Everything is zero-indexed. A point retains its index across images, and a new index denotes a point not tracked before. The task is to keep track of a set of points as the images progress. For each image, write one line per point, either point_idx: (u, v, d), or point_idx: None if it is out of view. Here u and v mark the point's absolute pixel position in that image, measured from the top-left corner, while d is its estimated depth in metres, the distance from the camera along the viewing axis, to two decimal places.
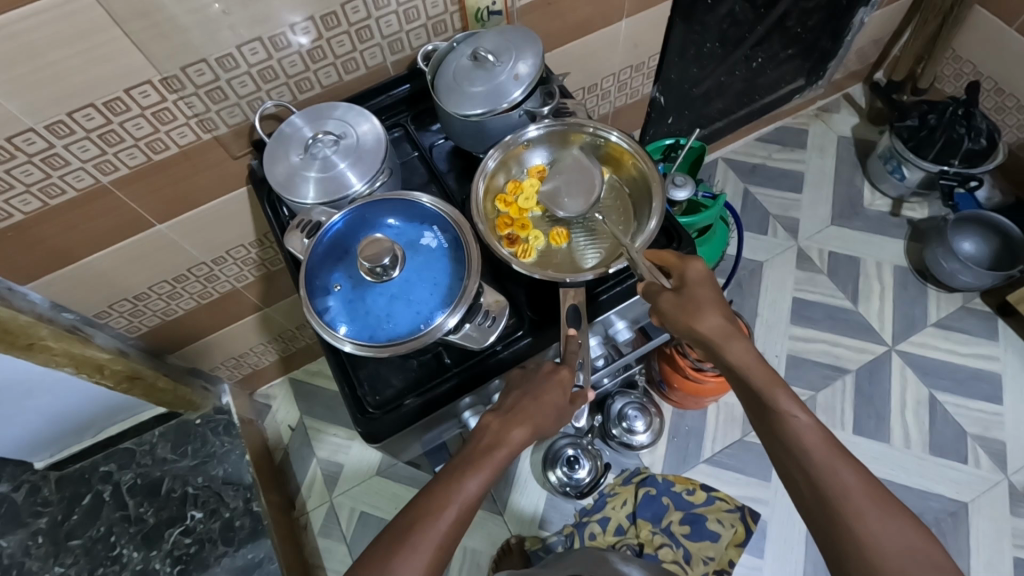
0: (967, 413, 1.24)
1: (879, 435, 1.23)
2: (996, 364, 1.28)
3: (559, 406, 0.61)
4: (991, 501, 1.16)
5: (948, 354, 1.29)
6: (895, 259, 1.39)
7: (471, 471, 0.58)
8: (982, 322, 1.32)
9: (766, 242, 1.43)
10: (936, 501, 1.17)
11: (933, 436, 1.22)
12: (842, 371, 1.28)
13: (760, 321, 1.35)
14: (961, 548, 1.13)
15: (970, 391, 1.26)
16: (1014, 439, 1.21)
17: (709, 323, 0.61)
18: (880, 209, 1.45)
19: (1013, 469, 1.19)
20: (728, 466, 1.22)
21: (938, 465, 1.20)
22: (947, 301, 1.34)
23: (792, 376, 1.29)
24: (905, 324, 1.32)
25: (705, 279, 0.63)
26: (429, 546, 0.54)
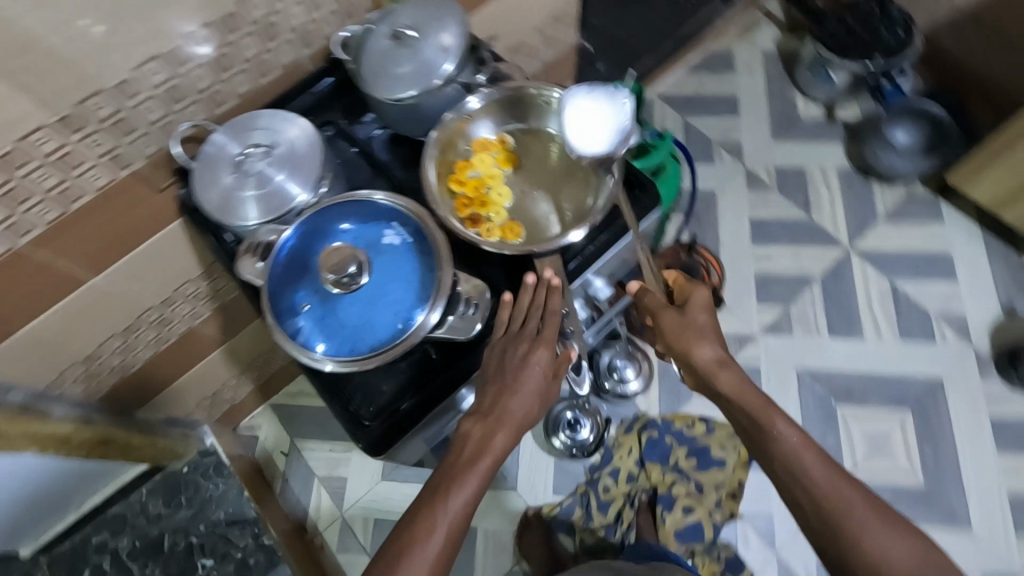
0: (927, 294, 1.30)
1: (853, 333, 1.28)
2: (946, 243, 1.34)
3: (539, 386, 0.60)
4: (962, 371, 1.24)
5: (902, 244, 1.34)
6: (837, 162, 1.43)
7: (456, 486, 0.57)
8: (925, 206, 1.37)
9: (715, 170, 1.44)
10: (912, 382, 1.23)
11: (899, 322, 1.28)
12: (807, 280, 1.32)
13: (723, 249, 1.37)
14: (943, 423, 1.20)
15: (926, 273, 1.32)
16: (972, 310, 1.28)
17: (702, 350, 0.72)
18: (814, 115, 1.47)
19: (976, 337, 1.26)
20: None
21: (907, 349, 1.26)
22: (891, 193, 1.39)
23: (762, 295, 1.32)
24: (856, 222, 1.37)
25: (704, 304, 0.75)
26: (421, 572, 0.53)
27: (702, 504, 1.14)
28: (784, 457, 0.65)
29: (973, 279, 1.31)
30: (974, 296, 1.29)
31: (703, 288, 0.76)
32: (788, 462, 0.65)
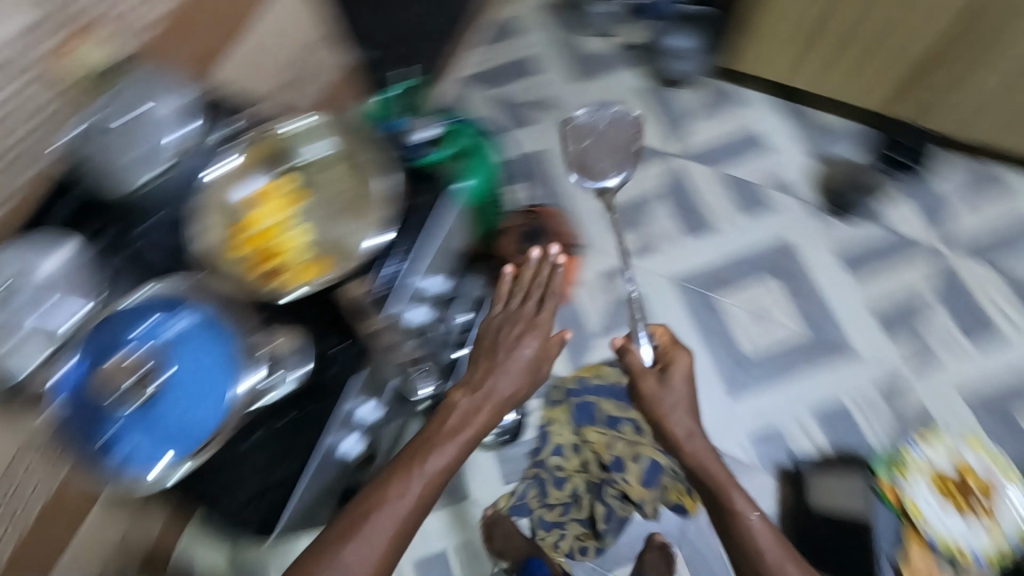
0: (746, 168, 1.37)
1: (696, 227, 1.33)
2: (745, 117, 1.41)
3: (526, 371, 0.83)
4: (797, 223, 1.31)
5: (711, 133, 1.41)
6: (633, 85, 1.47)
7: (436, 452, 0.73)
8: (719, 94, 1.44)
9: (536, 129, 1.46)
10: (762, 249, 1.30)
11: (731, 202, 1.35)
12: (644, 195, 1.37)
13: (561, 197, 1.38)
14: (808, 277, 1.27)
15: (737, 151, 1.39)
16: (788, 167, 1.36)
17: (671, 416, 0.89)
18: (596, 48, 1.53)
19: (796, 189, 1.34)
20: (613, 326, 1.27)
21: (756, 224, 1.32)
22: (690, 94, 1.45)
23: (612, 225, 1.35)
24: (667, 127, 1.43)
25: (682, 372, 0.92)
26: (387, 527, 0.67)
27: (645, 442, 1.14)
28: (732, 518, 0.82)
29: (784, 141, 1.38)
30: (785, 155, 1.37)
31: (686, 358, 0.93)
32: (735, 521, 0.82)
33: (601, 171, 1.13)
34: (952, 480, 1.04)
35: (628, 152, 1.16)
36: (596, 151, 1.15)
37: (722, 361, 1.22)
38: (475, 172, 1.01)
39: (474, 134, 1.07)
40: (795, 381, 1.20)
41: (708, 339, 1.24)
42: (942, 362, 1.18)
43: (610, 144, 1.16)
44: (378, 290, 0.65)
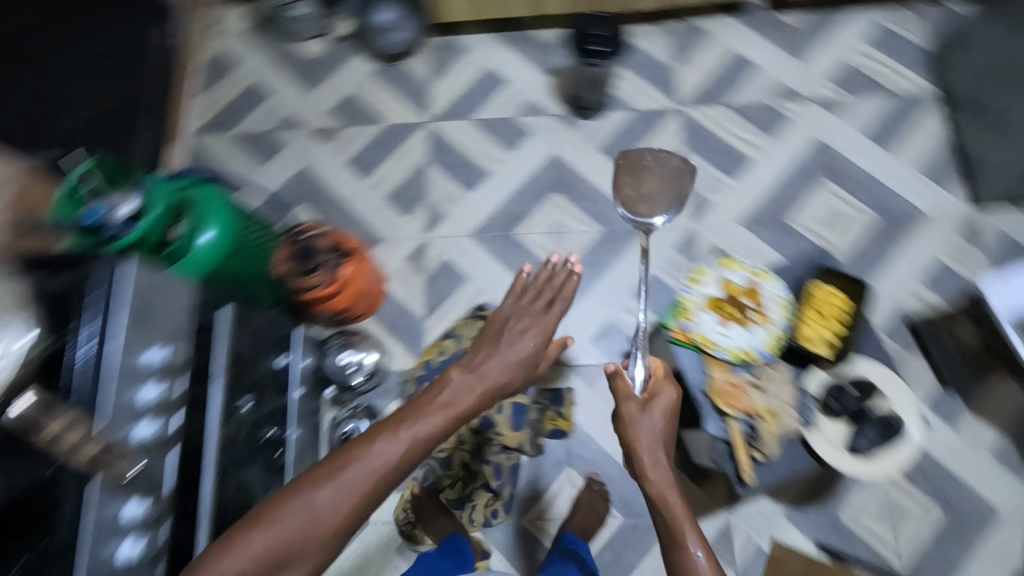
0: (497, 106, 1.42)
1: (477, 176, 1.36)
2: (478, 61, 1.46)
3: (519, 356, 0.87)
4: (559, 136, 1.38)
5: (454, 87, 1.44)
6: (365, 71, 1.47)
7: (420, 419, 0.73)
8: (448, 49, 1.47)
9: (291, 150, 1.42)
10: (540, 172, 1.36)
11: (498, 142, 1.39)
12: (419, 168, 1.38)
13: (343, 204, 1.37)
14: (581, 180, 1.35)
15: (484, 94, 1.43)
16: (533, 90, 1.42)
17: (640, 432, 0.83)
18: (316, 50, 1.49)
19: (548, 106, 1.41)
20: (439, 300, 1.29)
21: (521, 153, 1.38)
22: (420, 59, 1.47)
23: (400, 209, 1.36)
24: (413, 98, 1.44)
25: (660, 399, 0.86)
26: (353, 484, 0.66)
27: None
28: (676, 550, 0.74)
29: (517, 68, 1.44)
30: (525, 80, 1.43)
31: (672, 387, 0.88)
32: (676, 554, 0.74)
33: (657, 209, 1.01)
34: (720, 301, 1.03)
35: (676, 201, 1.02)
36: (647, 188, 1.04)
37: None
38: (207, 222, 0.95)
39: (180, 186, 0.98)
40: (610, 274, 1.28)
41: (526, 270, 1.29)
42: (713, 203, 1.31)
43: (648, 184, 1.04)
44: (68, 385, 0.58)
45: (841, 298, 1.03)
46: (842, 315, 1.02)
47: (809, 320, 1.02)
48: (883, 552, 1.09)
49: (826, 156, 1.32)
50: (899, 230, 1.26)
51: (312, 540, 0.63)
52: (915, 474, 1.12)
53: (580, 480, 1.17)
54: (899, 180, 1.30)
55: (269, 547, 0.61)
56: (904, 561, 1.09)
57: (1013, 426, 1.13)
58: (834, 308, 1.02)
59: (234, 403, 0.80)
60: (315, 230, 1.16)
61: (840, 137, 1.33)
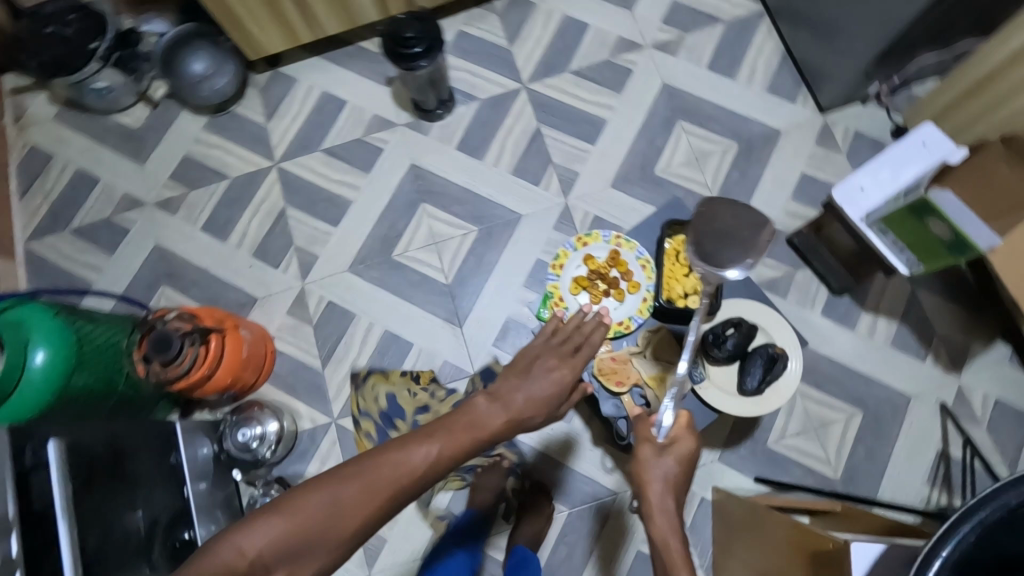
0: (343, 130, 1.35)
1: (341, 207, 1.30)
2: (311, 89, 1.38)
3: (543, 395, 0.72)
4: (414, 144, 1.33)
5: (293, 121, 1.37)
6: (196, 127, 1.37)
7: (459, 433, 0.66)
8: (277, 83, 1.39)
9: (139, 230, 1.32)
10: (404, 186, 1.31)
11: (353, 166, 1.33)
12: (279, 214, 1.31)
13: (208, 272, 1.29)
14: (445, 183, 1.30)
15: (327, 121, 1.36)
16: (375, 104, 1.36)
17: (649, 483, 0.70)
18: (138, 117, 1.38)
19: (394, 116, 1.35)
20: (333, 343, 1.23)
21: (379, 172, 1.32)
22: (251, 101, 1.38)
23: (270, 262, 1.28)
24: (254, 143, 1.36)
25: (681, 446, 0.72)
26: (376, 490, 0.59)
27: None
28: None
29: (353, 85, 1.38)
30: (364, 95, 1.37)
31: (694, 441, 0.73)
32: None
33: (729, 257, 0.77)
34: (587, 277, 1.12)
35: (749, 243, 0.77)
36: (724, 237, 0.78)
37: (436, 300, 1.24)
38: (35, 342, 0.89)
39: None
40: (498, 271, 1.25)
41: (414, 290, 1.25)
42: (579, 172, 1.29)
43: (732, 233, 0.77)
44: None
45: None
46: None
47: (671, 275, 1.06)
48: (816, 466, 1.11)
49: (675, 98, 1.32)
50: (757, 153, 1.28)
51: (327, 538, 0.57)
52: (827, 383, 1.15)
53: (538, 474, 1.15)
54: (749, 105, 1.31)
55: (285, 536, 0.56)
56: (835, 468, 1.11)
57: (903, 312, 1.16)
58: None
59: (95, 534, 0.74)
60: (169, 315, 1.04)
61: (684, 75, 1.33)
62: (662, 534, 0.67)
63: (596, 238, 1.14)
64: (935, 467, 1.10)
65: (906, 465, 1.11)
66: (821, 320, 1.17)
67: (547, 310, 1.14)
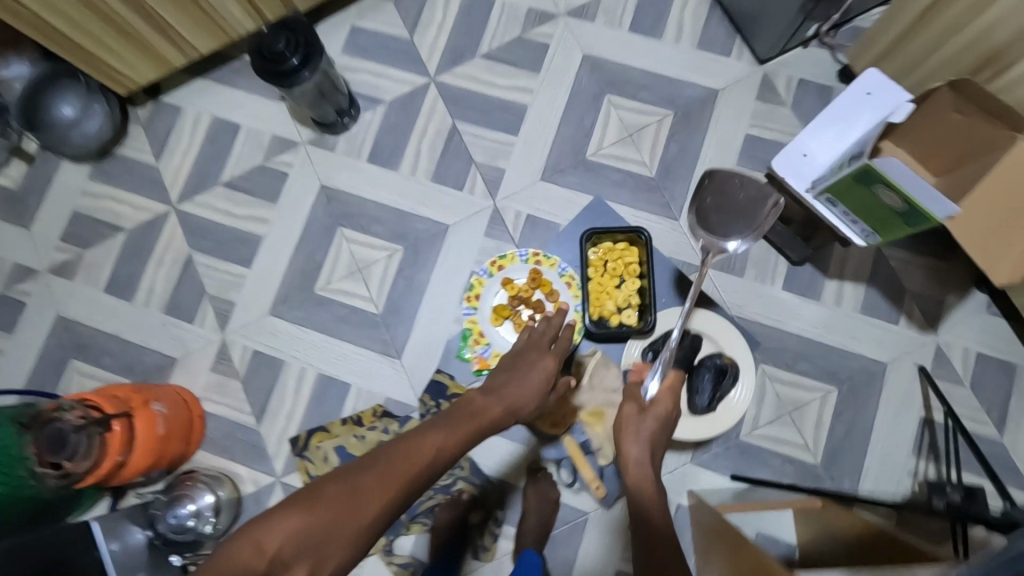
0: (243, 157, 1.22)
1: (253, 245, 1.19)
2: (201, 117, 1.24)
3: (538, 383, 0.78)
4: (321, 163, 1.20)
5: (187, 156, 1.23)
6: (81, 177, 1.23)
7: (467, 420, 0.68)
8: (162, 116, 1.25)
9: (35, 301, 1.19)
10: (317, 212, 1.19)
11: (259, 197, 1.20)
12: (186, 262, 1.19)
13: (119, 337, 1.17)
14: (362, 202, 1.18)
15: (223, 150, 1.23)
16: (272, 124, 1.22)
17: (631, 432, 0.79)
18: (12, 177, 1.24)
19: (296, 135, 1.21)
20: (266, 397, 1.13)
21: (288, 200, 1.20)
22: (137, 140, 1.24)
23: (184, 317, 1.17)
24: (148, 186, 1.22)
25: (660, 404, 0.83)
26: (397, 480, 0.56)
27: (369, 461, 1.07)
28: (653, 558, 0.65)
29: (247, 105, 1.24)
30: (260, 115, 1.23)
31: (671, 394, 0.85)
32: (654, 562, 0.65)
33: (731, 230, 0.98)
34: (507, 305, 1.09)
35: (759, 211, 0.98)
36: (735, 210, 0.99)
37: (371, 333, 1.14)
38: None
39: None
40: (432, 290, 1.14)
41: (344, 325, 1.14)
42: (505, 169, 1.17)
43: (735, 210, 0.99)
44: None
45: (631, 252, 1.06)
46: (634, 269, 1.05)
47: (599, 290, 1.06)
48: (794, 454, 1.04)
49: (600, 70, 1.19)
50: (696, 120, 1.16)
51: (351, 525, 0.52)
52: (797, 362, 1.06)
53: (503, 511, 1.06)
54: (681, 66, 1.18)
55: (312, 526, 0.50)
56: (815, 452, 1.04)
57: (870, 274, 1.07)
58: (622, 267, 1.06)
59: None
60: (63, 403, 0.91)
61: (607, 42, 1.20)
62: (638, 477, 0.75)
63: (512, 261, 1.10)
64: (920, 436, 1.03)
65: (889, 438, 1.03)
66: (784, 295, 1.08)
67: (467, 349, 1.09)
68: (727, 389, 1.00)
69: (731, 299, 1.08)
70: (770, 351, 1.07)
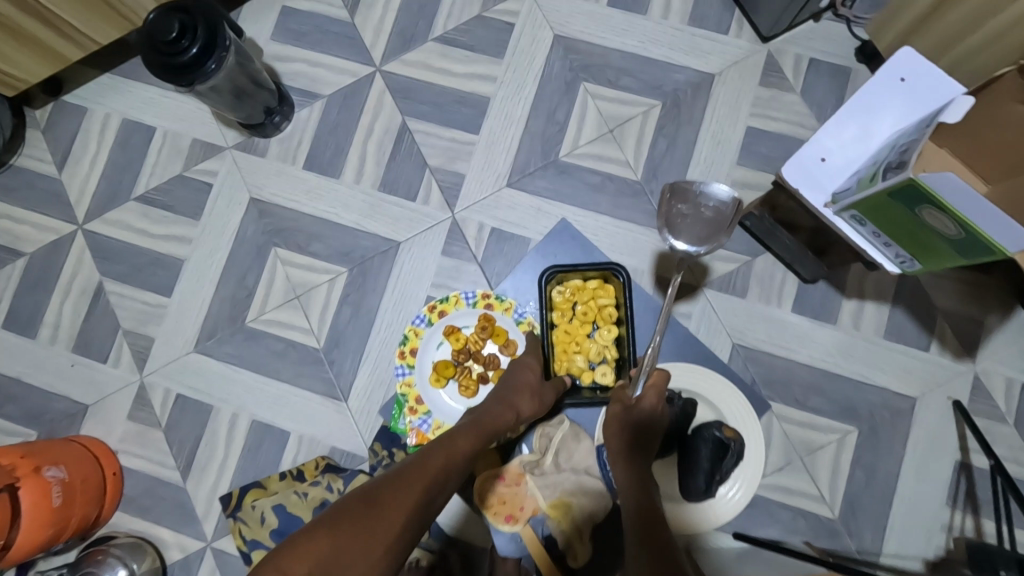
0: (159, 167, 1.04)
1: (172, 270, 1.02)
2: (109, 119, 1.06)
3: (532, 382, 0.81)
4: (250, 171, 1.03)
5: (94, 166, 1.05)
6: None
7: (467, 431, 0.70)
8: (63, 119, 1.06)
9: None
10: (246, 229, 1.01)
11: (180, 213, 1.03)
12: (97, 291, 1.02)
13: (20, 382, 1.01)
14: (299, 217, 1.01)
15: (136, 158, 1.05)
16: (191, 126, 1.04)
17: (626, 403, 0.77)
18: None
19: (219, 138, 1.04)
20: (193, 448, 0.98)
21: (211, 216, 1.02)
22: (35, 149, 1.06)
23: (96, 356, 1.01)
24: (50, 202, 1.05)
25: (655, 376, 0.79)
26: (414, 491, 0.57)
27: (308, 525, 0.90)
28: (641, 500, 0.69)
29: (161, 104, 1.05)
30: (177, 116, 1.05)
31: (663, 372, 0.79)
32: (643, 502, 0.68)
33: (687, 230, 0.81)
34: (451, 362, 0.93)
35: (719, 218, 0.80)
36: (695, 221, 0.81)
37: (311, 372, 0.98)
38: None
39: None
40: (381, 320, 0.98)
41: (281, 362, 0.98)
42: (464, 174, 1.00)
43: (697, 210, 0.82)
44: None
45: (605, 291, 0.89)
46: (609, 313, 0.89)
47: (567, 339, 0.90)
48: (808, 506, 0.88)
49: (573, 53, 1.01)
50: (688, 111, 0.98)
51: (377, 540, 0.52)
52: (810, 397, 0.90)
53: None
54: (669, 46, 1.00)
55: (342, 542, 0.50)
56: (832, 504, 0.88)
57: (895, 292, 0.91)
58: (595, 311, 0.89)
59: None
60: None
61: (581, 20, 1.01)
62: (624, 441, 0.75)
63: (456, 305, 0.94)
64: (955, 483, 0.87)
65: (919, 485, 0.88)
66: (794, 319, 0.92)
67: (403, 419, 0.93)
68: (726, 468, 0.85)
69: (731, 324, 0.92)
70: (779, 385, 0.91)
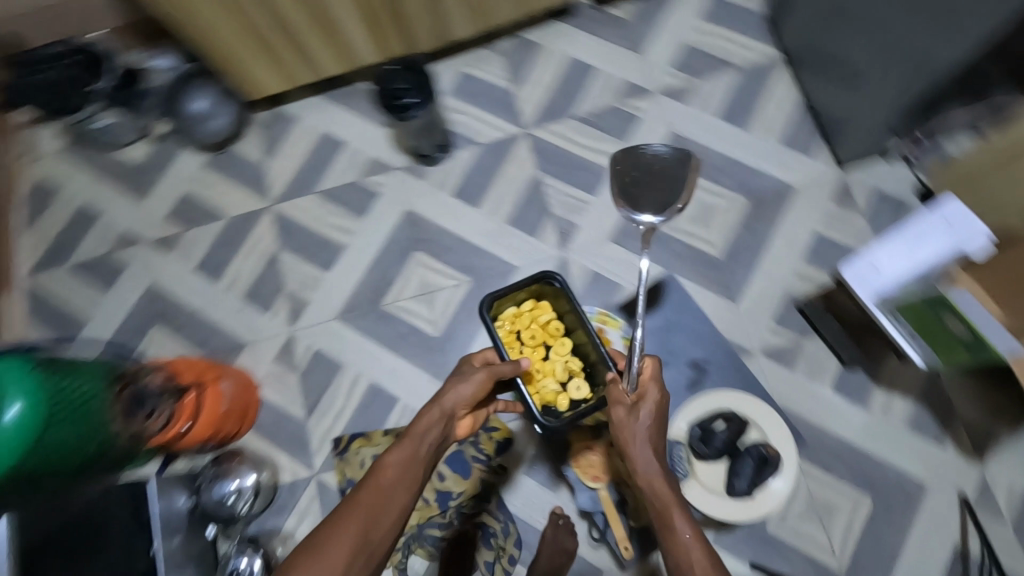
0: (341, 172, 1.33)
1: (334, 252, 1.28)
2: (312, 129, 1.36)
3: (465, 391, 0.85)
4: (410, 189, 1.30)
5: (292, 162, 1.35)
6: (196, 166, 1.36)
7: (410, 446, 0.78)
8: (278, 123, 1.37)
9: (135, 267, 1.31)
10: (398, 232, 1.27)
11: (349, 210, 1.30)
12: (273, 257, 1.29)
13: (199, 314, 1.28)
14: (441, 231, 1.27)
15: (325, 162, 1.34)
16: (373, 146, 1.33)
17: (625, 423, 0.78)
18: (139, 154, 1.38)
19: (392, 160, 1.32)
20: (320, 394, 1.20)
21: (373, 217, 1.29)
22: (251, 141, 1.37)
23: (261, 306, 1.27)
24: (254, 182, 1.34)
25: (647, 388, 0.81)
26: (360, 515, 0.72)
27: None
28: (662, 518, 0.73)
29: (353, 126, 1.35)
30: (363, 137, 1.34)
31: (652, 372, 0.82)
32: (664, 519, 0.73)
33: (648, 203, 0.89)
34: None
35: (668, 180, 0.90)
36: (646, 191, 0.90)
37: (425, 355, 1.20)
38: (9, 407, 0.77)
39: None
40: None
41: (403, 342, 1.21)
42: (578, 224, 1.24)
43: (651, 182, 0.90)
44: None
45: (541, 309, 1.03)
46: (554, 326, 1.03)
47: (534, 368, 1.01)
48: (819, 556, 1.03)
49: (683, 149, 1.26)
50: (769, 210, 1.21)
51: (337, 553, 0.69)
52: (835, 463, 1.07)
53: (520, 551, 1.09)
54: (762, 157, 1.24)
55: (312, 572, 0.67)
56: (840, 558, 1.03)
57: (921, 391, 1.07)
58: (541, 331, 1.02)
59: None
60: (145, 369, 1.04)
61: (693, 124, 1.27)
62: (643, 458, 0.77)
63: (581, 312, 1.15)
64: (952, 565, 1.01)
65: (919, 560, 1.02)
66: (831, 395, 1.09)
67: None
68: (766, 477, 1.02)
69: (778, 388, 1.10)
70: (810, 448, 1.07)
